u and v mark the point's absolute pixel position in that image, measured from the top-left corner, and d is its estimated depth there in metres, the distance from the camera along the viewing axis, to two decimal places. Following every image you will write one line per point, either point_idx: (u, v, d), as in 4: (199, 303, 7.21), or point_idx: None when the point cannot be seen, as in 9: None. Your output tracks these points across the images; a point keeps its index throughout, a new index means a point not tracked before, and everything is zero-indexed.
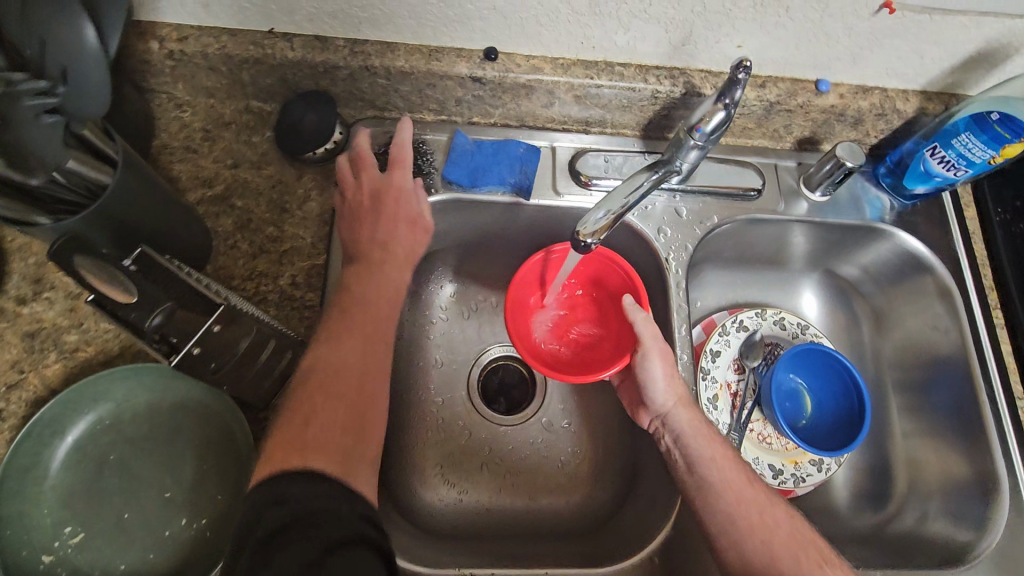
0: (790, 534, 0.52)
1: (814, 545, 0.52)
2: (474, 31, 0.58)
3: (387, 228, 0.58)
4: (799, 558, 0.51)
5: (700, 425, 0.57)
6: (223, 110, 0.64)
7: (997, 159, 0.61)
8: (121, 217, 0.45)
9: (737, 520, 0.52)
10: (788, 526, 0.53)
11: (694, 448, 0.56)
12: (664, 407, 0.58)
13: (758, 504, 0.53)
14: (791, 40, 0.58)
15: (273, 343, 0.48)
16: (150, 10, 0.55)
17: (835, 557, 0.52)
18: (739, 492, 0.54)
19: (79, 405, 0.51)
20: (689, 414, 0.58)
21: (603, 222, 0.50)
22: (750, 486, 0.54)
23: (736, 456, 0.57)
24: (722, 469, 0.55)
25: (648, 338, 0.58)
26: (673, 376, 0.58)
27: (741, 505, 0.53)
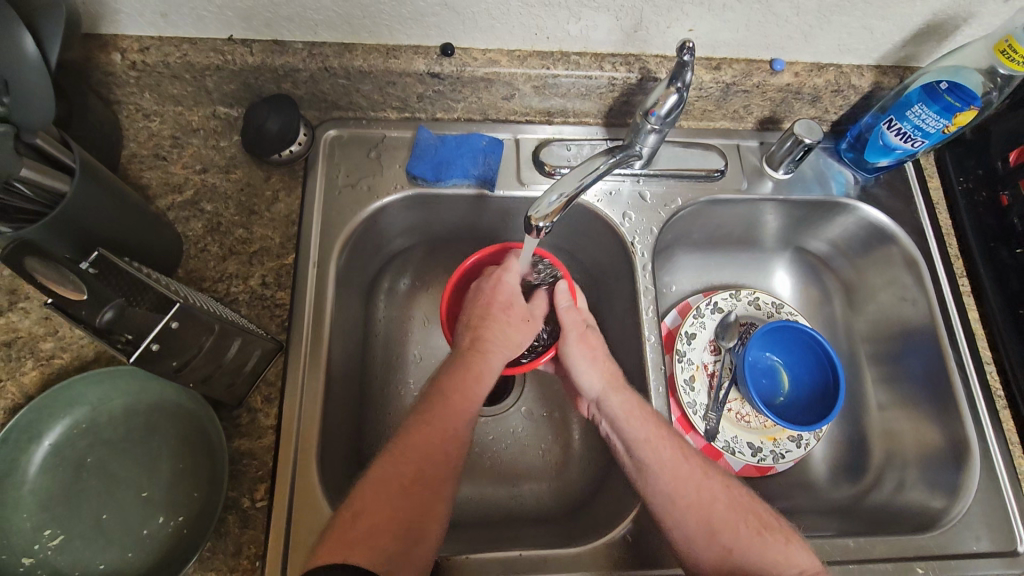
0: (728, 506, 0.54)
1: (752, 512, 0.54)
2: (428, 28, 0.59)
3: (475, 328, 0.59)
4: (737, 530, 0.53)
5: (631, 405, 0.59)
6: (191, 117, 0.65)
7: (950, 129, 0.62)
8: (81, 224, 0.46)
9: (678, 501, 0.54)
10: (725, 496, 0.55)
11: (628, 430, 0.57)
12: (594, 392, 0.60)
13: (695, 480, 0.55)
14: (741, 22, 0.59)
15: (239, 340, 0.51)
16: (109, 23, 0.56)
17: (774, 521, 0.53)
18: (677, 470, 0.55)
19: (55, 411, 0.52)
20: (619, 396, 0.59)
21: (555, 205, 0.51)
22: (684, 462, 0.56)
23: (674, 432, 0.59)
24: (656, 449, 0.56)
25: (569, 325, 0.62)
26: (597, 361, 0.61)
27: (678, 482, 0.55)
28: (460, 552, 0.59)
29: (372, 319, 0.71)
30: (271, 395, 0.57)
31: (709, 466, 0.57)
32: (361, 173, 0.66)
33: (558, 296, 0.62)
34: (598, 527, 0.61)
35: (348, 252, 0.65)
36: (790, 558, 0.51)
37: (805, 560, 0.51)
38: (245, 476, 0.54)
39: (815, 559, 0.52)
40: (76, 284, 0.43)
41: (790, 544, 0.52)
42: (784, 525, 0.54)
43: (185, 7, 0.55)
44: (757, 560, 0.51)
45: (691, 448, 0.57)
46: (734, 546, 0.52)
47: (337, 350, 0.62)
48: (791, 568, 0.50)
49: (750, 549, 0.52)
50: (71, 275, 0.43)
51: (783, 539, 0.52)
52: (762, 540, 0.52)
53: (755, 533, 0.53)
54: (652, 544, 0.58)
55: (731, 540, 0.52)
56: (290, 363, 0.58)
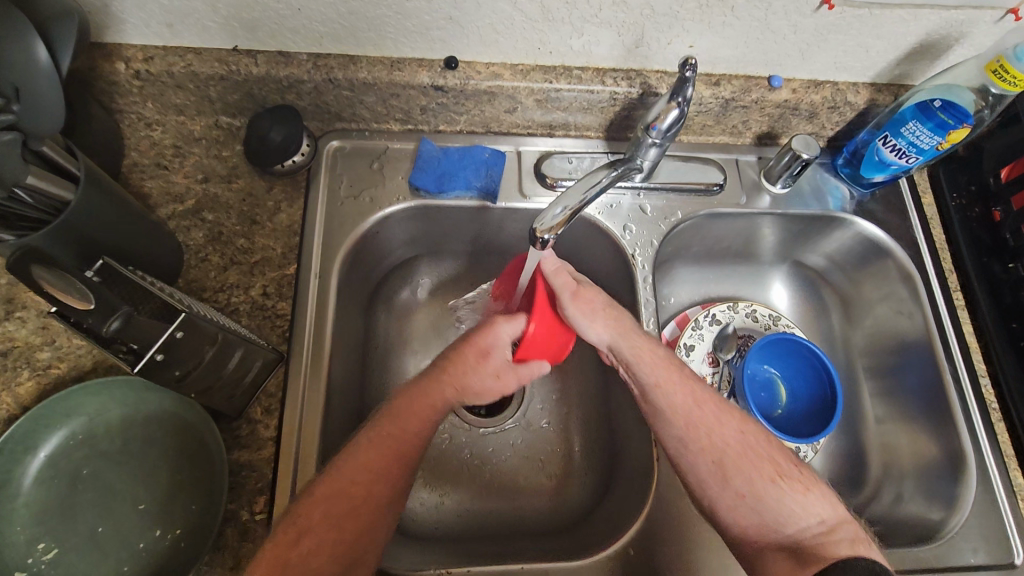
0: (740, 448, 0.54)
1: (770, 459, 0.54)
2: (433, 41, 0.59)
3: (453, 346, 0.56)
4: (752, 475, 0.53)
5: (642, 348, 0.57)
6: (193, 127, 0.65)
7: (944, 146, 0.63)
8: (85, 232, 0.46)
9: (691, 444, 0.54)
10: (738, 440, 0.54)
11: (641, 373, 0.56)
12: (604, 339, 0.57)
13: (709, 426, 0.54)
14: (740, 39, 0.61)
15: (240, 351, 0.50)
16: (114, 32, 0.56)
17: (793, 470, 0.53)
18: (689, 417, 0.55)
19: (52, 422, 0.51)
20: (629, 339, 0.57)
21: (560, 217, 0.52)
22: (698, 406, 0.55)
23: (689, 371, 0.57)
24: (666, 393, 0.55)
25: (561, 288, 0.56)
26: (603, 309, 0.57)
27: (692, 423, 0.54)
28: (460, 564, 0.58)
29: (373, 330, 0.71)
30: (271, 405, 0.56)
31: (728, 404, 0.57)
32: (363, 184, 0.66)
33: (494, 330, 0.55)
34: (599, 539, 0.61)
35: (349, 263, 0.65)
36: (806, 508, 0.51)
37: (824, 511, 0.51)
38: (244, 488, 0.53)
39: (837, 510, 0.52)
40: (84, 292, 0.42)
41: (808, 494, 0.52)
42: (804, 474, 0.54)
43: (191, 18, 0.55)
44: (774, 506, 0.51)
45: (702, 389, 0.56)
46: (749, 492, 0.52)
47: (338, 362, 0.62)
48: (811, 519, 0.51)
49: (764, 494, 0.52)
50: (79, 283, 0.42)
51: (801, 487, 0.52)
52: (779, 488, 0.52)
53: (771, 481, 0.52)
54: (653, 558, 0.57)
55: (744, 486, 0.52)
56: (291, 374, 0.57)
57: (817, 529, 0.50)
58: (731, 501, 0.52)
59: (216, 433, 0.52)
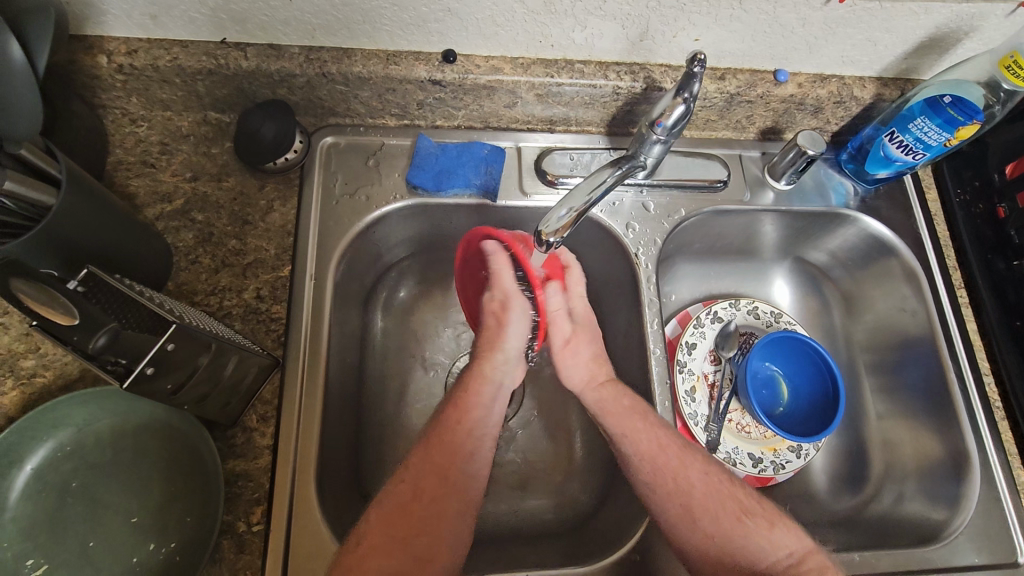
0: (705, 492, 0.56)
1: (732, 497, 0.56)
2: (430, 34, 0.57)
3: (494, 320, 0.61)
4: (719, 516, 0.55)
5: (609, 398, 0.61)
6: (180, 123, 0.62)
7: (952, 142, 0.62)
8: (68, 239, 0.44)
9: (658, 490, 0.56)
10: (703, 484, 0.57)
11: (608, 425, 0.60)
12: (578, 387, 0.63)
13: (674, 471, 0.57)
14: (746, 33, 0.59)
15: (235, 358, 0.48)
16: (94, 24, 0.54)
17: (756, 507, 0.56)
18: (655, 462, 0.57)
19: (37, 433, 0.49)
20: (597, 390, 0.62)
21: (565, 220, 0.50)
22: (662, 450, 0.57)
23: (654, 418, 0.59)
24: (632, 439, 0.58)
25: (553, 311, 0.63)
26: (584, 359, 0.64)
27: (658, 468, 0.57)
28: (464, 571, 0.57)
29: (369, 331, 0.69)
30: (267, 413, 0.55)
31: (692, 445, 0.59)
32: (359, 182, 0.64)
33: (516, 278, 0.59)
34: (603, 543, 0.60)
35: (345, 263, 0.63)
36: (773, 544, 0.54)
37: (792, 544, 0.54)
38: (241, 498, 0.52)
39: (803, 540, 0.55)
40: (67, 307, 0.39)
41: (773, 530, 0.55)
42: (766, 509, 0.57)
43: (176, 10, 0.53)
44: (740, 545, 0.54)
45: (665, 434, 0.58)
46: (716, 534, 0.54)
47: (335, 366, 0.60)
48: (775, 555, 0.53)
49: (731, 534, 0.54)
50: (64, 298, 0.40)
51: (766, 524, 0.55)
52: (745, 526, 0.55)
53: (737, 519, 0.55)
54: (658, 562, 0.56)
55: (711, 526, 0.54)
56: (287, 380, 0.56)
57: (787, 561, 0.53)
58: (702, 541, 0.54)
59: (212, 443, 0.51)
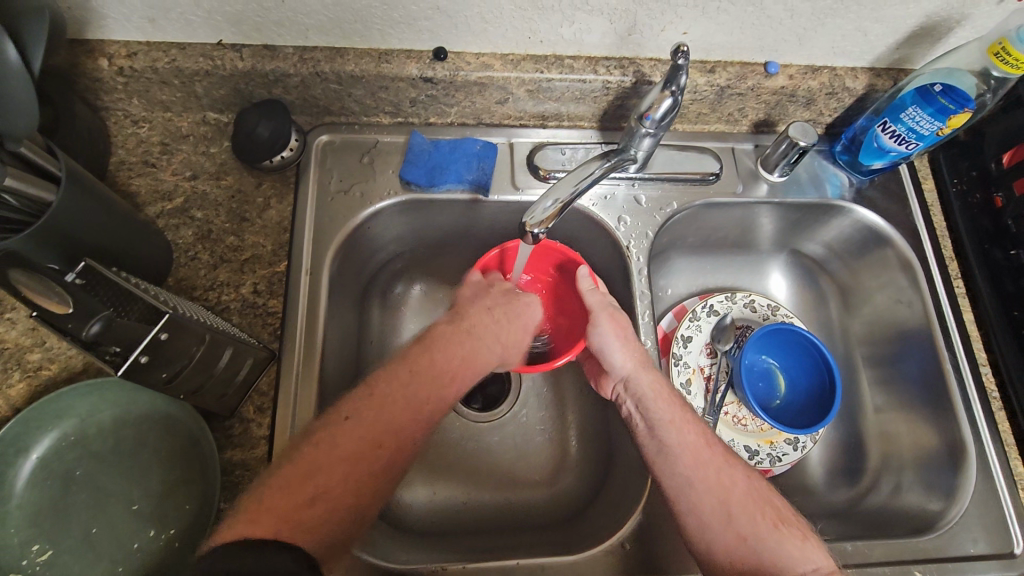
0: (747, 494, 0.54)
1: (769, 505, 0.54)
2: (420, 32, 0.58)
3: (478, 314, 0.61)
4: (755, 518, 0.53)
5: (660, 387, 0.59)
6: (180, 123, 0.64)
7: (944, 131, 0.62)
8: (68, 234, 0.45)
9: (697, 484, 0.54)
10: (746, 487, 0.55)
11: (654, 411, 0.58)
12: (624, 371, 0.59)
13: (717, 465, 0.55)
14: (734, 25, 0.59)
15: (230, 350, 0.50)
16: (96, 28, 0.55)
17: (792, 517, 0.54)
18: (699, 455, 0.55)
19: (43, 423, 0.51)
20: (648, 376, 0.59)
21: (551, 211, 0.51)
22: (708, 448, 0.56)
23: (694, 416, 0.59)
24: (679, 429, 0.57)
25: (596, 306, 0.61)
26: (629, 342, 0.60)
27: (701, 460, 0.55)
28: (458, 559, 0.58)
29: (366, 325, 0.70)
30: (263, 404, 0.56)
31: (724, 450, 0.57)
32: (354, 179, 0.65)
33: (581, 281, 0.62)
34: (596, 533, 0.60)
35: (341, 259, 0.64)
36: (803, 554, 0.51)
37: (820, 558, 0.51)
38: (238, 487, 0.53)
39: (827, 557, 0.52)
40: (59, 295, 0.42)
41: (806, 541, 0.52)
42: (800, 522, 0.54)
43: (174, 12, 0.54)
44: (774, 550, 0.51)
45: (710, 434, 0.58)
46: (749, 534, 0.52)
47: (331, 359, 0.61)
48: (805, 563, 0.50)
49: (765, 537, 0.52)
50: (58, 287, 0.42)
51: (799, 534, 0.52)
52: (779, 533, 0.52)
53: (772, 525, 0.53)
54: (649, 551, 0.57)
55: (747, 527, 0.53)
56: (283, 372, 0.57)
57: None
58: (734, 542, 0.52)
59: (207, 433, 0.52)
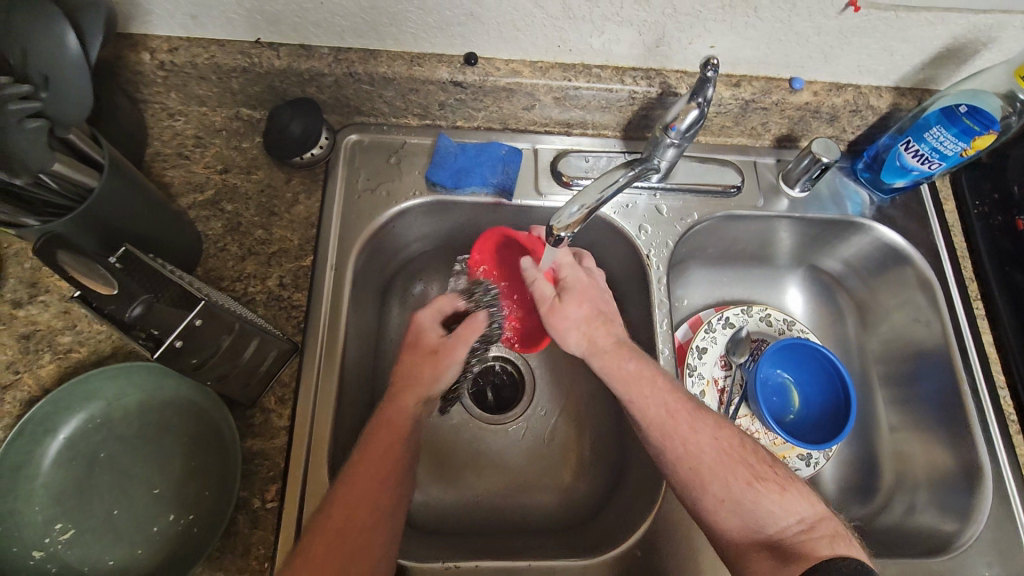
0: (715, 458, 0.54)
1: (741, 462, 0.54)
2: (453, 37, 0.60)
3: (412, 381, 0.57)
4: (726, 480, 0.53)
5: (612, 367, 0.59)
6: (214, 118, 0.66)
7: (968, 151, 0.62)
8: (106, 220, 0.47)
9: (665, 456, 0.55)
10: (714, 449, 0.54)
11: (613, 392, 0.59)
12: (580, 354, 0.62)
13: (681, 434, 0.55)
14: (762, 40, 0.60)
15: (257, 340, 0.51)
16: (141, 23, 0.57)
17: (767, 471, 0.53)
18: (662, 427, 0.56)
19: (71, 404, 0.52)
20: (597, 359, 0.60)
21: (576, 216, 0.52)
22: (671, 418, 0.56)
23: (663, 382, 0.58)
24: (637, 407, 0.57)
25: (540, 299, 0.63)
26: (578, 327, 0.62)
27: (672, 425, 0.56)
28: (468, 559, 0.58)
29: (386, 323, 0.71)
30: (285, 395, 0.57)
31: (704, 414, 0.57)
32: (381, 178, 0.67)
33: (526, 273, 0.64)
34: (608, 539, 0.61)
35: (365, 256, 0.65)
36: (783, 509, 0.51)
37: (804, 509, 0.52)
38: (257, 476, 0.54)
39: (814, 507, 0.52)
40: (106, 278, 0.44)
41: (785, 496, 0.52)
42: (781, 474, 0.54)
43: (215, 10, 0.56)
44: (756, 510, 0.51)
45: (679, 398, 0.57)
46: (726, 496, 0.52)
47: (352, 354, 0.62)
48: (788, 518, 0.51)
49: (742, 499, 0.52)
50: (100, 268, 0.44)
51: (778, 491, 0.52)
52: (755, 491, 0.52)
53: (747, 484, 0.53)
54: (660, 558, 0.57)
55: (722, 491, 0.52)
56: (305, 365, 0.58)
57: (796, 528, 0.50)
58: (715, 505, 0.52)
59: (229, 422, 0.53)
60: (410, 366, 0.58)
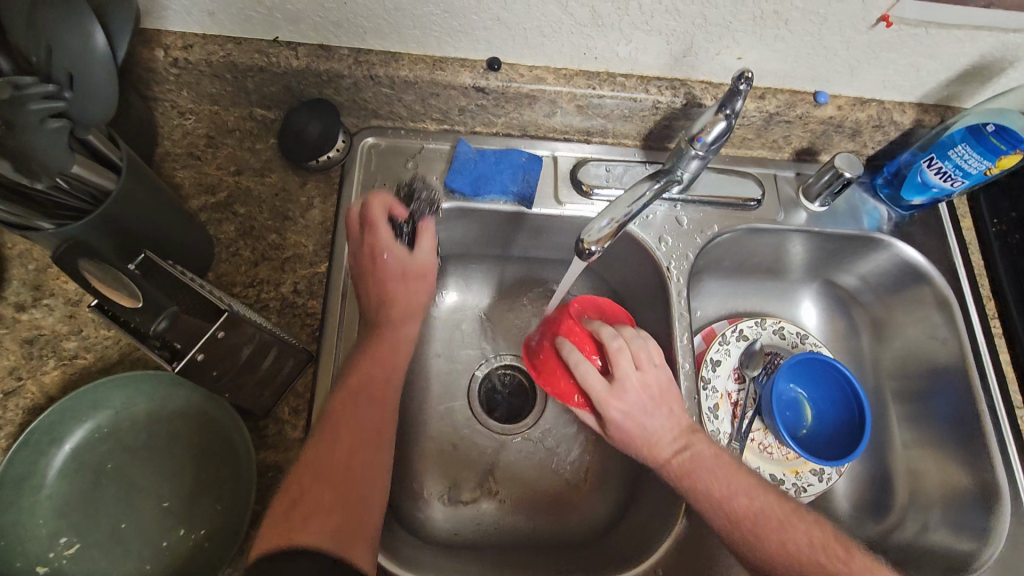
0: (789, 558, 0.51)
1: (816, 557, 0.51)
2: (477, 42, 0.58)
3: (385, 288, 0.57)
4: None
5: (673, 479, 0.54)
6: (227, 117, 0.64)
7: (992, 171, 0.62)
8: (122, 224, 0.45)
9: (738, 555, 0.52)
10: (786, 547, 0.51)
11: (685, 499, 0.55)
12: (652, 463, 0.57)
13: (750, 536, 0.52)
14: (790, 53, 0.59)
15: (273, 350, 0.49)
16: (155, 18, 0.55)
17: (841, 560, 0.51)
18: (730, 534, 0.52)
19: (78, 413, 0.50)
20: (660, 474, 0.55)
21: (606, 230, 0.50)
22: (736, 522, 0.52)
23: (719, 478, 0.53)
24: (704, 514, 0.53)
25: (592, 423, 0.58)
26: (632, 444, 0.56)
27: (734, 523, 0.52)
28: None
29: None
30: (298, 406, 0.55)
31: (772, 501, 0.54)
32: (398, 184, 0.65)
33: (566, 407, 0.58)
34: (624, 556, 0.60)
35: None
36: None
37: None
38: (270, 490, 0.52)
39: None
40: (130, 290, 0.41)
41: None
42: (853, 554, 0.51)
43: (235, 8, 0.54)
44: None
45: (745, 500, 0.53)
46: None
47: None
48: None
49: None
50: (126, 282, 0.42)
51: None
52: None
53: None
54: None
55: None
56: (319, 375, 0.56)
57: None
58: None
59: (242, 434, 0.52)
60: (406, 294, 0.58)
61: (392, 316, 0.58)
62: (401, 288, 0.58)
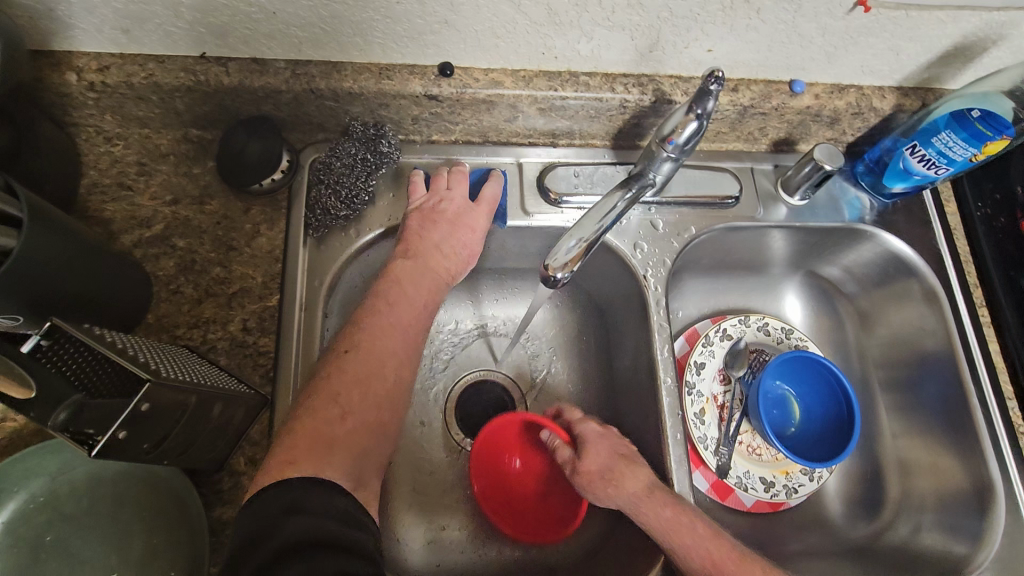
0: None
1: None
2: (425, 47, 0.53)
3: (436, 244, 0.57)
4: None
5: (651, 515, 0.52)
6: (159, 141, 0.58)
7: (979, 158, 0.58)
8: (31, 286, 0.40)
9: None
10: None
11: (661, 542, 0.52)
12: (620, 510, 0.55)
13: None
14: (764, 42, 0.55)
15: (219, 406, 0.45)
16: (64, 39, 0.50)
17: None
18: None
19: (7, 484, 0.46)
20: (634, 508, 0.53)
21: (574, 251, 0.47)
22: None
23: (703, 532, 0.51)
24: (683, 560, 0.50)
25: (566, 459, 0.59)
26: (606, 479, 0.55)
27: None
28: None
29: None
30: (255, 455, 0.51)
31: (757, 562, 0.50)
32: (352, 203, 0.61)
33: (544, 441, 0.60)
34: None
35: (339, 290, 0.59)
36: None
37: None
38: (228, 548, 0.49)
39: None
40: (22, 377, 0.38)
41: None
42: None
43: (151, 24, 0.49)
44: None
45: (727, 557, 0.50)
46: None
47: None
48: None
49: None
50: (19, 367, 0.38)
51: None
52: None
53: None
54: None
55: None
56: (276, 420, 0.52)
57: None
58: None
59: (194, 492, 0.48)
60: (456, 247, 0.58)
61: (440, 273, 0.56)
62: (461, 253, 0.58)
